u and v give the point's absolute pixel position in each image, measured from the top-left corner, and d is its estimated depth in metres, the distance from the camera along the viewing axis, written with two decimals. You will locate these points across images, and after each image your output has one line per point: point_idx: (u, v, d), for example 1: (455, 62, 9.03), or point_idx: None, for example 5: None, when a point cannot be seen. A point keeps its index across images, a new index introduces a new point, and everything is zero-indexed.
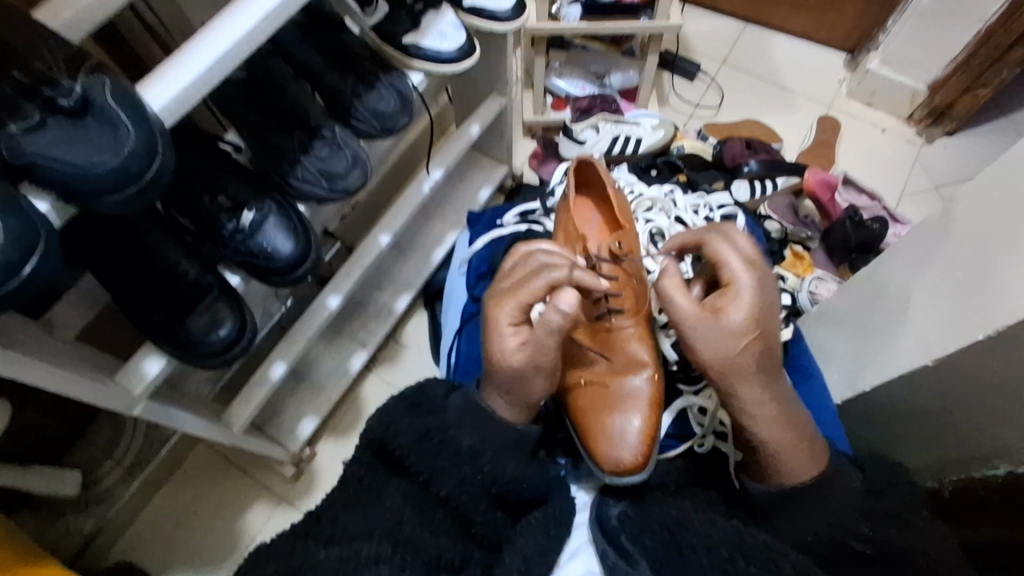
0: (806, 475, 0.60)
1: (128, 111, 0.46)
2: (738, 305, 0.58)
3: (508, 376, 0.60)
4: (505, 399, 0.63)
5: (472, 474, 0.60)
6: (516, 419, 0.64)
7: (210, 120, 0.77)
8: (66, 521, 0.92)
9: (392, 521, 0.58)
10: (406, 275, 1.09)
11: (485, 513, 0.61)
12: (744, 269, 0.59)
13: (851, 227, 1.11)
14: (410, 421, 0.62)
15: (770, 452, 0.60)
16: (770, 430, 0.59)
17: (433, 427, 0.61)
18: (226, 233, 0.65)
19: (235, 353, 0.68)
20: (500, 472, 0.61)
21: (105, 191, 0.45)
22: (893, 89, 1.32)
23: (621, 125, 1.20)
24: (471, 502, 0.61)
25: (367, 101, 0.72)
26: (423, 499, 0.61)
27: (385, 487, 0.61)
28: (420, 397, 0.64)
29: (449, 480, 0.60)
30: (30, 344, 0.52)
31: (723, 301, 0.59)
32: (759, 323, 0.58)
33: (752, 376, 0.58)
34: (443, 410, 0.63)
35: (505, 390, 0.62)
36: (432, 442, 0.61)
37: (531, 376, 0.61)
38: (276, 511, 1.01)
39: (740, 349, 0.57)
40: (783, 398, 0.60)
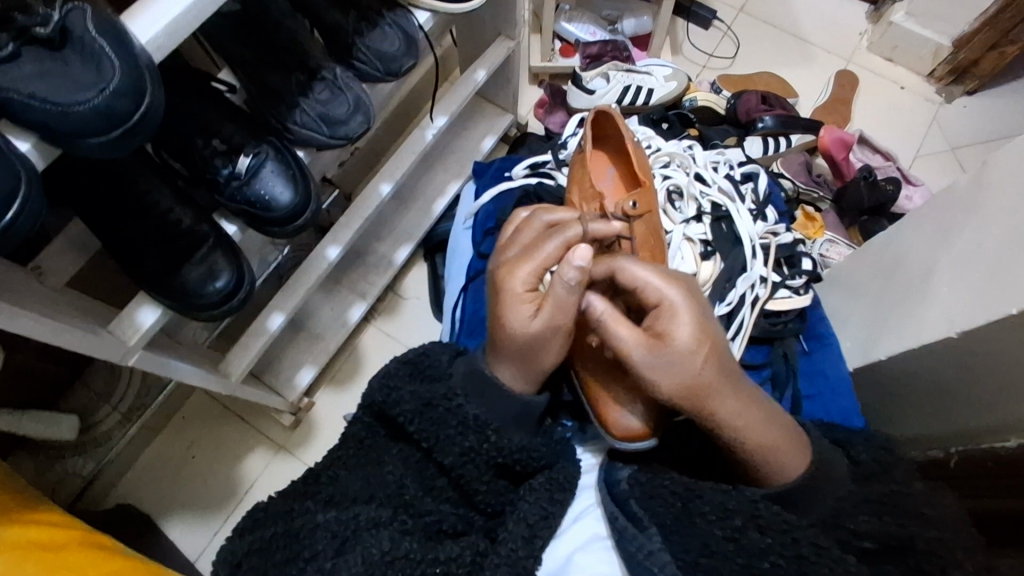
0: (798, 469, 0.58)
1: (113, 45, 0.42)
2: (681, 326, 0.53)
3: (522, 342, 0.56)
4: (515, 369, 0.59)
5: (477, 445, 0.60)
6: (526, 389, 0.60)
7: (202, 58, 0.72)
8: (65, 464, 0.93)
9: (393, 485, 0.62)
10: (407, 226, 1.06)
11: (488, 482, 0.62)
12: (665, 284, 0.55)
13: (865, 188, 1.07)
14: (413, 388, 0.63)
15: (761, 458, 0.57)
16: (755, 437, 0.56)
17: (436, 396, 0.62)
18: (222, 179, 0.62)
19: (233, 304, 0.65)
20: (507, 439, 0.61)
21: (90, 133, 0.42)
22: (916, 44, 1.26)
23: (633, 75, 1.15)
24: (476, 473, 0.62)
25: (371, 41, 0.68)
26: (425, 468, 0.63)
27: (385, 450, 0.65)
28: (423, 364, 0.65)
29: (446, 449, 0.61)
30: (20, 294, 0.50)
31: (662, 323, 0.54)
32: (705, 334, 0.53)
33: (721, 390, 0.54)
34: (447, 378, 0.63)
35: (517, 359, 0.58)
36: (434, 411, 0.61)
37: (549, 341, 0.56)
38: (275, 458, 1.01)
39: (699, 366, 0.53)
40: (756, 401, 0.57)
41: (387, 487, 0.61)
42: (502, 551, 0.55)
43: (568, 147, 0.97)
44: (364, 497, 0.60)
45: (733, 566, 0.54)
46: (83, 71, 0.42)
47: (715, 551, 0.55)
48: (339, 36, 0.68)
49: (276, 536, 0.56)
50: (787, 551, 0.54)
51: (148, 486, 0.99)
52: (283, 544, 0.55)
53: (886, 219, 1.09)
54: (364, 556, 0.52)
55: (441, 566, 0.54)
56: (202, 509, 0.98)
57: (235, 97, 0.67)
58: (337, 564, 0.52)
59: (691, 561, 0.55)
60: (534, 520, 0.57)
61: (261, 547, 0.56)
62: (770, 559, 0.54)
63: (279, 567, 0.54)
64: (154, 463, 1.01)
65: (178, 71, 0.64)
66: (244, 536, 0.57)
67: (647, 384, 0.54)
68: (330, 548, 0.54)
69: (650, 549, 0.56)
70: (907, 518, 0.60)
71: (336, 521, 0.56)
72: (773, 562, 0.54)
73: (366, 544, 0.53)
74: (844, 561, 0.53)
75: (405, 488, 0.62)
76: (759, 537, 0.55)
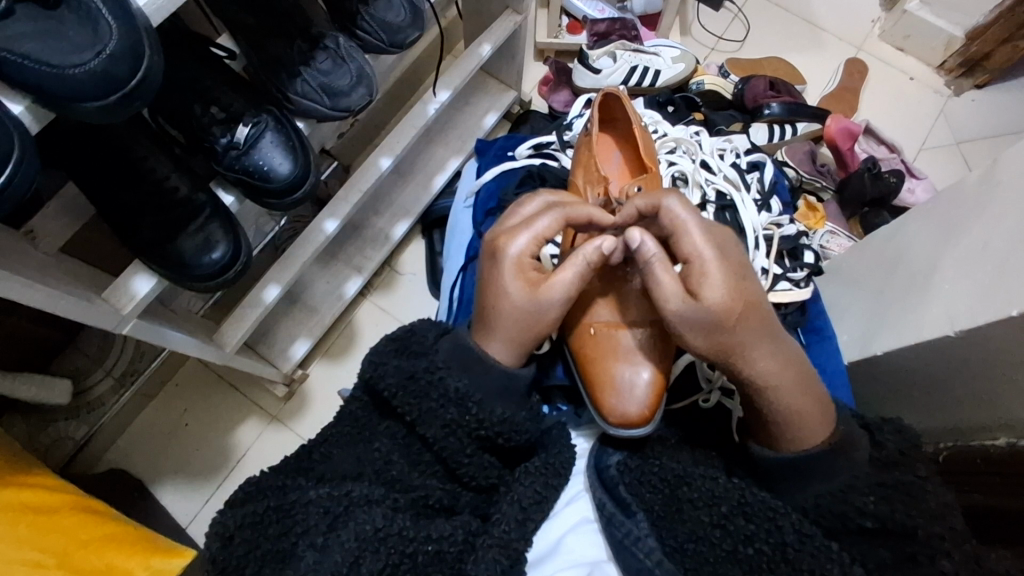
0: (818, 441, 0.59)
1: (111, 7, 0.41)
2: (714, 279, 0.56)
3: (523, 311, 0.60)
4: (504, 337, 0.61)
5: (459, 418, 0.60)
6: (512, 364, 0.62)
7: (201, 22, 0.71)
8: (57, 428, 0.93)
9: (380, 460, 0.62)
10: (406, 201, 1.05)
11: (471, 455, 0.61)
12: (704, 244, 0.58)
13: (868, 179, 1.06)
14: (397, 362, 0.61)
15: (785, 419, 0.59)
16: (782, 394, 0.58)
17: (420, 369, 0.60)
18: (220, 148, 0.61)
19: (229, 276, 0.65)
20: (489, 413, 0.60)
21: (86, 97, 0.41)
22: (929, 34, 1.24)
23: (641, 55, 1.12)
24: (457, 446, 0.60)
25: (376, 11, 0.66)
26: (412, 446, 0.63)
27: (376, 428, 0.64)
28: (408, 340, 0.63)
29: (432, 424, 0.60)
30: (15, 261, 0.49)
31: (696, 278, 0.57)
32: (740, 294, 0.56)
33: (749, 344, 0.57)
34: (430, 354, 0.62)
35: (512, 329, 0.61)
36: (417, 384, 0.60)
37: (552, 314, 0.61)
38: (267, 429, 1.02)
39: (732, 325, 0.56)
40: (788, 360, 0.59)
41: (374, 463, 0.61)
42: (495, 532, 0.55)
43: (573, 128, 0.95)
44: (353, 474, 0.61)
45: (719, 553, 0.56)
46: (78, 32, 0.41)
47: (702, 538, 0.57)
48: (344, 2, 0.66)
49: (269, 509, 0.55)
50: (771, 537, 0.54)
51: (140, 452, 1.00)
52: (279, 518, 0.54)
53: (888, 212, 1.09)
54: (357, 532, 0.53)
55: (433, 545, 0.54)
56: (194, 476, 0.99)
57: (234, 64, 0.64)
58: (330, 539, 0.53)
59: (679, 547, 0.58)
60: (528, 503, 0.58)
61: (252, 522, 0.55)
62: (755, 545, 0.54)
63: (272, 539, 0.53)
64: (146, 429, 1.01)
65: (177, 33, 0.62)
66: (239, 508, 0.56)
67: (680, 337, 0.57)
68: (323, 522, 0.54)
69: (636, 536, 0.59)
70: (911, 505, 0.55)
71: (329, 498, 0.56)
72: (758, 549, 0.54)
73: (358, 520, 0.54)
74: (829, 548, 0.53)
75: (391, 464, 0.62)
76: (745, 525, 0.55)
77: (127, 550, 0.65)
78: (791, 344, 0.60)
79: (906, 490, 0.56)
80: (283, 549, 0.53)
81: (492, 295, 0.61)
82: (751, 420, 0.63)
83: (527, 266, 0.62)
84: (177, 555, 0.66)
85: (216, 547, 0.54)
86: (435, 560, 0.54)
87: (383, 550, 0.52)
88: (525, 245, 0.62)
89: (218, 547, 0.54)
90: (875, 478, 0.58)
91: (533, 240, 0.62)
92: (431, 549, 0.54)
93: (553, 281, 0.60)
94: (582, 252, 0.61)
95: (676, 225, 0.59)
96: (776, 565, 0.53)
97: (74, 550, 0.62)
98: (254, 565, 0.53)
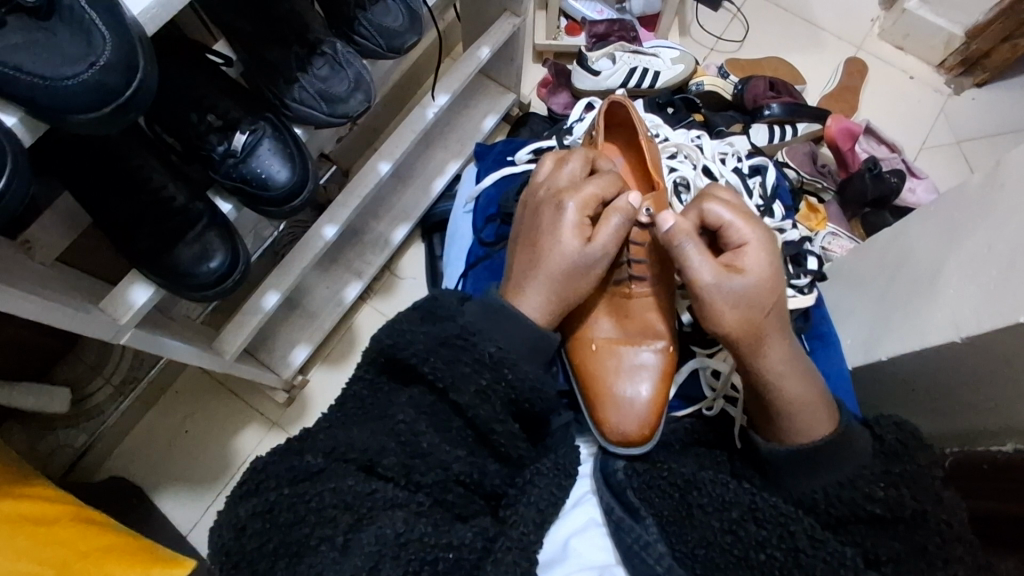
0: (820, 432, 0.59)
1: (104, 19, 0.40)
2: (753, 257, 0.61)
3: (573, 266, 0.64)
4: (547, 292, 0.64)
5: (493, 382, 0.59)
6: (541, 322, 0.64)
7: (197, 28, 0.70)
8: (57, 435, 0.93)
9: (406, 432, 0.57)
10: (405, 205, 1.04)
11: (502, 421, 0.59)
12: (750, 229, 0.62)
13: (870, 180, 1.05)
14: (428, 329, 0.60)
15: (789, 408, 0.59)
16: (793, 391, 0.59)
17: (450, 334, 0.59)
18: (216, 156, 0.60)
19: (228, 284, 0.64)
20: (522, 377, 0.59)
21: (79, 109, 0.40)
22: (928, 33, 1.24)
23: (640, 57, 1.12)
24: (490, 413, 0.58)
25: (373, 16, 0.66)
26: (439, 414, 0.59)
27: (391, 405, 0.59)
28: (434, 306, 0.62)
29: (467, 389, 0.58)
30: (15, 274, 0.49)
31: (740, 258, 0.61)
32: (776, 282, 0.60)
33: (772, 331, 0.60)
34: (458, 317, 0.61)
35: (558, 278, 0.64)
36: (450, 349, 0.59)
37: (600, 263, 0.65)
38: (268, 435, 1.01)
39: (766, 308, 0.59)
40: (800, 361, 0.61)
41: (398, 437, 0.57)
42: (513, 534, 0.55)
43: (572, 133, 0.94)
44: (372, 449, 0.56)
45: (729, 559, 0.55)
46: (71, 43, 0.40)
47: (713, 543, 0.56)
48: (340, 7, 0.66)
49: (281, 497, 0.54)
50: (784, 543, 0.53)
51: (140, 459, 0.99)
52: (288, 508, 0.53)
53: (889, 211, 1.09)
54: (377, 536, 0.52)
55: (452, 552, 0.53)
56: (195, 483, 0.98)
57: (231, 70, 0.65)
58: (350, 541, 0.52)
59: (689, 553, 0.57)
60: (543, 505, 0.58)
61: (264, 512, 0.53)
62: (767, 551, 0.53)
63: (283, 532, 0.52)
64: (146, 436, 1.00)
65: (176, 41, 0.62)
66: (249, 498, 0.54)
67: (718, 308, 0.59)
68: (346, 522, 0.53)
69: (646, 540, 0.58)
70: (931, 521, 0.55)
71: (351, 492, 0.54)
72: (771, 554, 0.53)
73: (380, 524, 0.53)
74: (843, 554, 0.51)
75: (421, 436, 0.57)
76: (757, 530, 0.54)
77: (127, 561, 0.63)
78: (798, 346, 0.63)
79: (929, 492, 0.54)
80: (296, 544, 0.52)
81: (556, 239, 0.64)
82: (757, 415, 0.63)
83: (584, 220, 0.66)
84: (177, 565, 0.64)
85: (228, 538, 0.53)
86: (454, 568, 0.52)
87: (403, 555, 0.51)
88: (587, 201, 0.66)
89: (231, 539, 0.53)
90: (878, 467, 0.56)
91: (591, 195, 0.66)
92: (451, 557, 0.52)
93: (597, 237, 0.65)
94: (615, 206, 0.66)
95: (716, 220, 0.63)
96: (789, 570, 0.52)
97: (74, 560, 0.61)
98: (265, 562, 0.52)
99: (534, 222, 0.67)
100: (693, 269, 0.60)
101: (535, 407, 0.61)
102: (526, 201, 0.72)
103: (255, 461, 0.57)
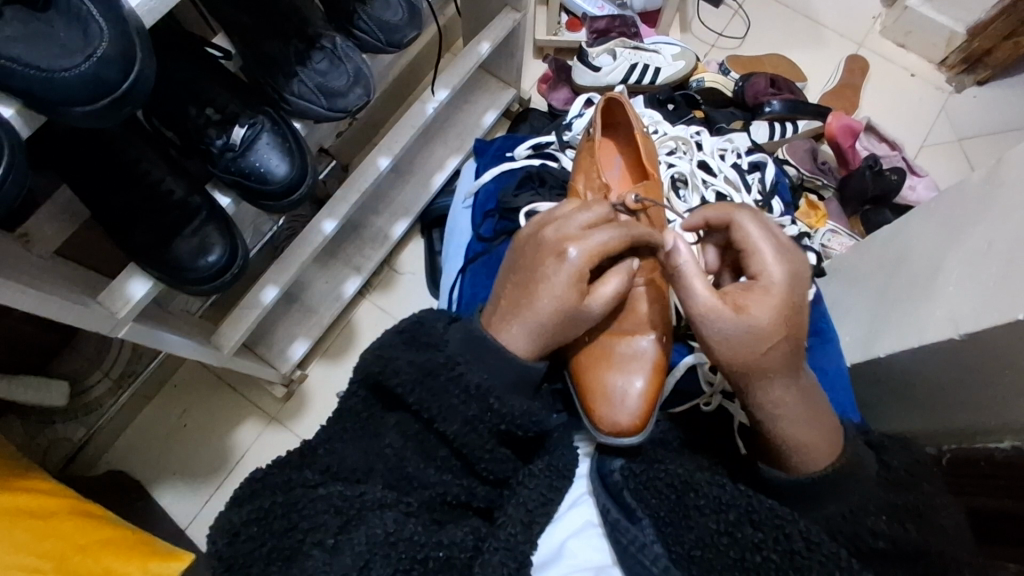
0: (818, 466, 0.58)
1: (101, 10, 0.40)
2: (761, 300, 0.55)
3: (574, 319, 0.62)
4: (534, 326, 0.61)
5: (480, 414, 0.59)
6: (527, 354, 0.62)
7: (196, 21, 0.70)
8: (56, 429, 0.93)
9: (393, 457, 0.59)
10: (405, 200, 1.04)
11: (490, 451, 0.60)
12: (774, 262, 0.57)
13: (870, 177, 1.06)
14: (411, 358, 0.60)
15: (787, 446, 0.58)
16: (789, 432, 0.57)
17: (436, 364, 0.59)
18: (215, 150, 0.60)
19: (226, 279, 0.64)
20: (509, 409, 0.59)
21: (75, 101, 0.40)
22: (930, 30, 1.23)
23: (640, 53, 1.11)
24: (478, 442, 0.59)
25: (373, 10, 0.65)
26: (425, 438, 0.61)
27: (383, 424, 0.61)
28: (416, 332, 0.62)
29: (454, 421, 0.59)
30: (13, 268, 0.49)
31: (745, 296, 0.56)
32: (785, 323, 0.55)
33: (771, 372, 0.56)
34: (443, 347, 0.61)
35: (546, 323, 0.61)
36: (435, 380, 0.59)
37: (591, 319, 0.64)
38: (267, 429, 1.01)
39: (763, 351, 0.55)
40: (805, 395, 0.58)
41: (387, 460, 0.59)
42: (501, 535, 0.54)
43: (572, 129, 0.95)
44: (361, 469, 0.58)
45: (728, 561, 0.55)
46: (68, 36, 0.40)
47: (709, 544, 0.56)
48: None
49: (275, 504, 0.54)
50: (780, 546, 0.53)
51: (139, 452, 0.99)
52: (282, 514, 0.53)
53: (890, 210, 1.08)
54: (368, 536, 0.52)
55: (443, 551, 0.53)
56: (194, 476, 0.99)
57: (230, 64, 0.65)
58: (340, 542, 0.52)
59: (686, 554, 0.57)
60: (533, 506, 0.57)
61: (258, 517, 0.53)
62: (763, 553, 0.54)
63: (277, 536, 0.53)
64: (145, 430, 1.00)
65: (174, 33, 0.62)
66: (242, 505, 0.55)
67: (710, 343, 0.56)
68: (334, 523, 0.53)
69: (642, 542, 0.58)
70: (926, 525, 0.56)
71: (340, 496, 0.55)
72: (766, 556, 0.53)
73: (369, 524, 0.53)
74: (838, 556, 0.52)
75: (405, 461, 0.59)
76: (753, 532, 0.54)
77: (125, 554, 0.64)
78: (809, 379, 0.59)
79: None
80: (288, 549, 0.52)
81: (551, 289, 0.61)
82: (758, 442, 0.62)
83: (585, 272, 0.62)
84: (176, 559, 0.65)
85: (221, 543, 0.53)
86: (445, 567, 0.53)
87: (393, 554, 0.52)
88: (590, 253, 0.61)
89: (224, 544, 0.53)
90: None
91: (596, 250, 0.62)
92: (441, 555, 0.53)
93: (596, 295, 0.64)
94: (618, 268, 0.66)
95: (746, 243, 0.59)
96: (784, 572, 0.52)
97: (71, 554, 0.62)
98: (260, 564, 0.52)
99: (529, 270, 0.63)
100: (693, 302, 0.56)
101: (529, 432, 0.61)
102: (522, 237, 0.67)
103: (256, 470, 0.58)
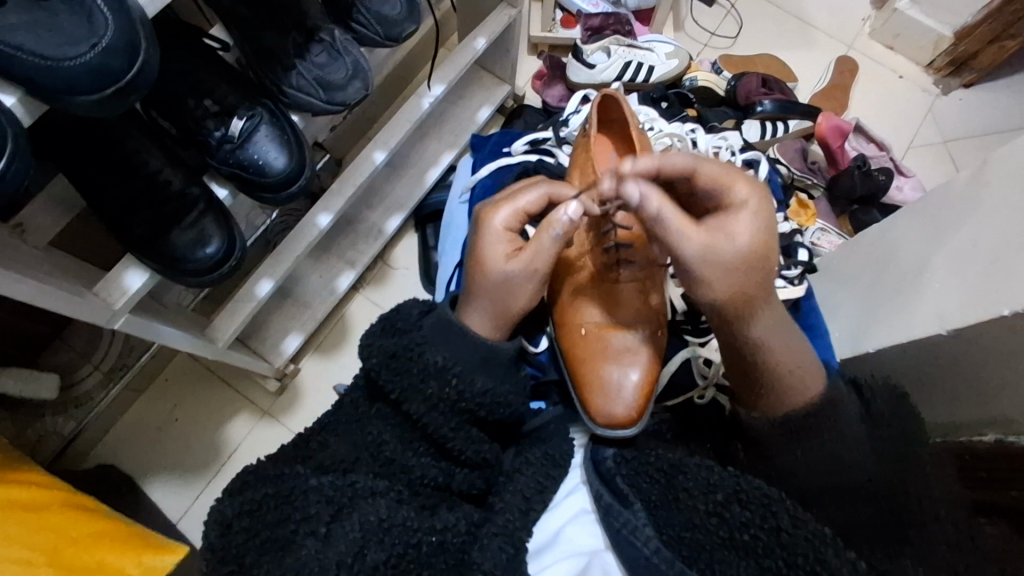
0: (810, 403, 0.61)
1: (107, 2, 0.40)
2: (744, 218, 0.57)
3: (499, 279, 0.62)
4: (484, 301, 0.63)
5: (439, 391, 0.59)
6: (494, 335, 0.64)
7: (193, 12, 0.70)
8: (44, 423, 0.92)
9: (373, 443, 0.60)
10: (398, 195, 1.04)
11: (455, 429, 0.59)
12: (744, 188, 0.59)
13: (859, 177, 1.07)
14: (382, 342, 0.61)
15: (782, 389, 0.61)
16: (788, 368, 0.60)
17: (399, 347, 0.60)
18: (214, 141, 0.60)
19: (225, 270, 0.64)
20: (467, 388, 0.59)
21: (80, 90, 0.40)
22: (918, 33, 1.25)
23: (634, 51, 1.13)
24: (442, 421, 0.59)
25: (371, 4, 0.66)
26: (402, 425, 0.61)
27: (367, 413, 0.62)
28: (395, 319, 0.63)
29: (417, 399, 0.59)
30: (7, 257, 0.49)
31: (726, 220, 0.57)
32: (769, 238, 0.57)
33: (765, 297, 0.58)
34: (414, 330, 0.61)
35: (490, 294, 0.63)
36: (399, 360, 0.60)
37: (524, 280, 0.63)
38: (259, 424, 1.01)
39: (758, 269, 0.56)
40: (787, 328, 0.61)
41: (369, 447, 0.60)
42: (499, 520, 0.55)
43: (569, 125, 0.96)
44: (350, 460, 0.59)
45: (716, 540, 0.56)
46: (72, 24, 0.40)
47: (698, 525, 0.57)
48: None
49: (267, 497, 0.54)
50: (766, 523, 0.54)
51: (129, 446, 0.99)
52: (276, 505, 0.54)
53: (877, 209, 1.10)
54: (360, 523, 0.52)
55: (437, 535, 0.54)
56: (184, 471, 0.98)
57: (228, 55, 0.65)
58: (333, 529, 0.52)
59: (676, 535, 0.58)
60: (531, 494, 0.58)
61: (250, 510, 0.54)
62: (751, 531, 0.54)
63: (271, 527, 0.53)
64: (134, 424, 1.00)
65: (171, 25, 0.62)
66: (236, 496, 0.55)
67: (709, 280, 0.56)
68: (326, 512, 0.54)
69: (634, 525, 0.58)
70: None
71: (332, 486, 0.55)
72: (754, 534, 0.54)
73: (362, 512, 0.53)
74: (823, 533, 0.52)
75: (385, 445, 0.60)
76: (741, 512, 0.55)
77: (118, 548, 0.64)
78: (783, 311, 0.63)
79: None
80: (281, 539, 0.53)
81: (484, 253, 0.64)
82: (748, 392, 0.63)
83: (512, 234, 0.65)
84: (167, 551, 0.66)
85: (215, 535, 0.54)
86: (439, 550, 0.53)
87: (388, 541, 0.52)
88: (513, 214, 0.65)
89: (216, 536, 0.53)
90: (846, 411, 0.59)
91: (521, 210, 0.65)
92: (435, 540, 0.53)
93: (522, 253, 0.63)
94: (551, 220, 0.62)
95: (717, 180, 0.60)
96: (771, 550, 0.53)
97: (64, 547, 0.61)
98: (253, 553, 0.52)
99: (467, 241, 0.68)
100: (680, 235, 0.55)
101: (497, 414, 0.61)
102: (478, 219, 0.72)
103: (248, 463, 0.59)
